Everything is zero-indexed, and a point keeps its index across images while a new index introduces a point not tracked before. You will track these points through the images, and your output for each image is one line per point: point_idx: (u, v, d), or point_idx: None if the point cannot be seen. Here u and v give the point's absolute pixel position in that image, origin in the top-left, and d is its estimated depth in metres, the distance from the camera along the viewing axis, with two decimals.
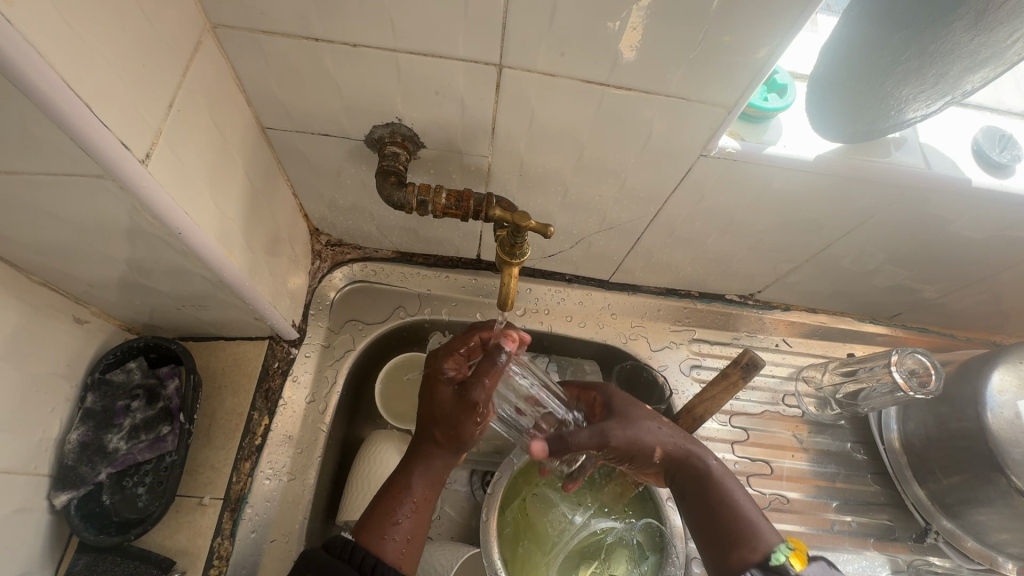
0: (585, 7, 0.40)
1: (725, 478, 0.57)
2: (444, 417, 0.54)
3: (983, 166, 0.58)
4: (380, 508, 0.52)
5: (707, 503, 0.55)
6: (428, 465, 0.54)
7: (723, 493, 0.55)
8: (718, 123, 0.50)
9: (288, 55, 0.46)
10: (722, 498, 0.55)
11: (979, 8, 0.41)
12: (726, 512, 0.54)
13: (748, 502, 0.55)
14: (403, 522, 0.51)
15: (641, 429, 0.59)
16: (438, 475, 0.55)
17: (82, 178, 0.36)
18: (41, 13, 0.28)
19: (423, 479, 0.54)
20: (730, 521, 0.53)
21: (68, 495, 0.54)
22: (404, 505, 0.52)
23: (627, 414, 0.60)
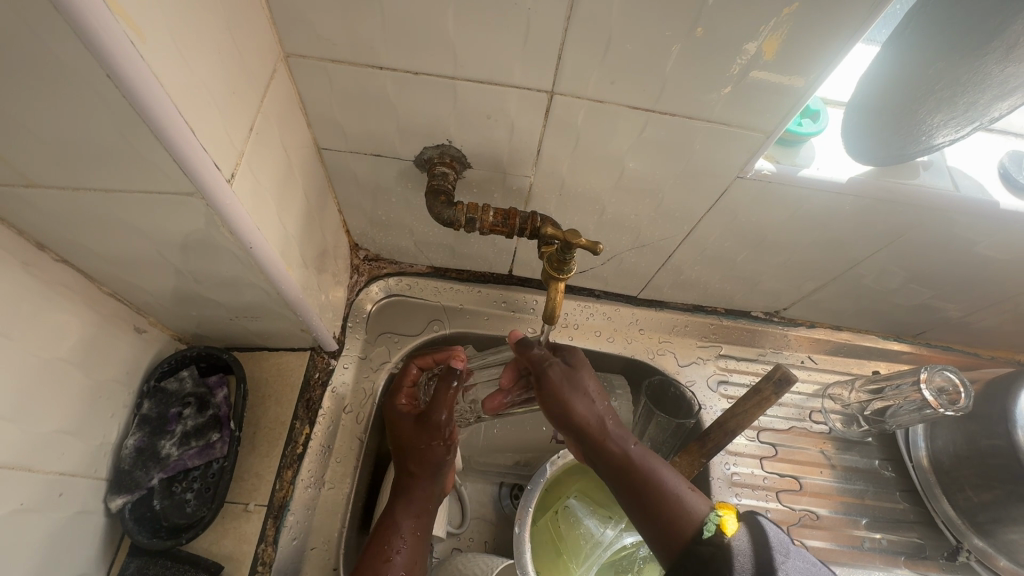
0: (637, 38, 0.43)
1: (650, 461, 0.56)
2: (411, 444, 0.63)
3: (1010, 189, 0.60)
4: (376, 547, 0.59)
5: (638, 489, 0.54)
6: (408, 501, 0.62)
7: (649, 476, 0.54)
8: (756, 148, 0.52)
9: (351, 82, 0.49)
10: (653, 482, 0.53)
11: (1011, 43, 0.43)
12: (658, 498, 0.52)
13: (675, 481, 0.54)
14: (395, 557, 0.58)
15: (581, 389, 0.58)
16: (419, 508, 0.62)
17: (173, 197, 0.39)
18: (163, 48, 0.31)
19: (407, 514, 0.61)
20: (658, 503, 0.52)
21: (123, 498, 0.56)
22: (397, 541, 0.59)
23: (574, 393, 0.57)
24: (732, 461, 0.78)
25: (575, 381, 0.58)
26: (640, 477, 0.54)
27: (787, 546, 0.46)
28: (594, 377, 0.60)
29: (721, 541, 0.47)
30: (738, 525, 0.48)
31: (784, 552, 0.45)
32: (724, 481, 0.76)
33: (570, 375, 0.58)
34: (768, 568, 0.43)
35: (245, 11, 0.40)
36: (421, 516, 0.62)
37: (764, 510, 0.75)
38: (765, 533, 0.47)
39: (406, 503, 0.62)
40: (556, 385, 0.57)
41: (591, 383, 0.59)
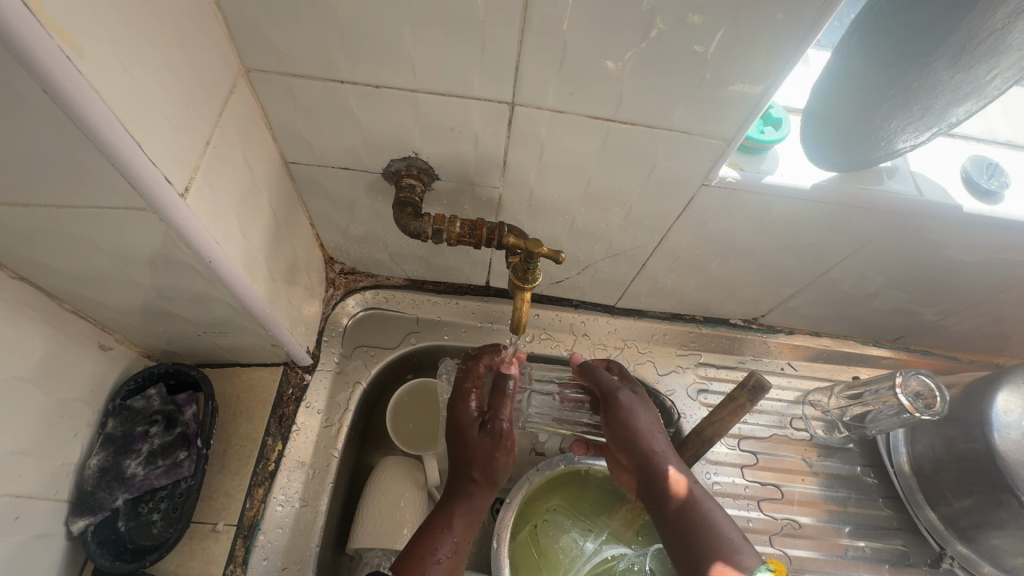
0: (594, 49, 0.43)
1: (708, 502, 0.55)
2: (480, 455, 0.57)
3: (973, 192, 0.60)
4: (419, 545, 0.53)
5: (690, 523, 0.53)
6: (470, 507, 0.56)
7: (700, 514, 0.53)
8: (718, 155, 0.53)
9: (314, 97, 0.50)
10: (708, 522, 0.53)
11: (957, 49, 0.44)
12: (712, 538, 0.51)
13: (729, 525, 0.53)
14: (446, 561, 0.52)
15: (648, 418, 0.61)
16: (477, 515, 0.57)
17: (125, 212, 0.39)
18: (105, 64, 0.31)
19: (464, 519, 0.55)
20: (713, 543, 0.51)
21: (86, 520, 0.55)
22: (445, 543, 0.53)
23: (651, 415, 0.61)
24: (713, 470, 0.77)
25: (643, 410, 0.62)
26: (698, 514, 0.53)
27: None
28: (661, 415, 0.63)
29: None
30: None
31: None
32: (706, 491, 0.75)
33: (637, 404, 0.62)
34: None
35: (199, 27, 0.40)
36: (474, 524, 0.56)
37: (745, 520, 0.74)
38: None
39: (467, 510, 0.56)
40: (627, 401, 0.61)
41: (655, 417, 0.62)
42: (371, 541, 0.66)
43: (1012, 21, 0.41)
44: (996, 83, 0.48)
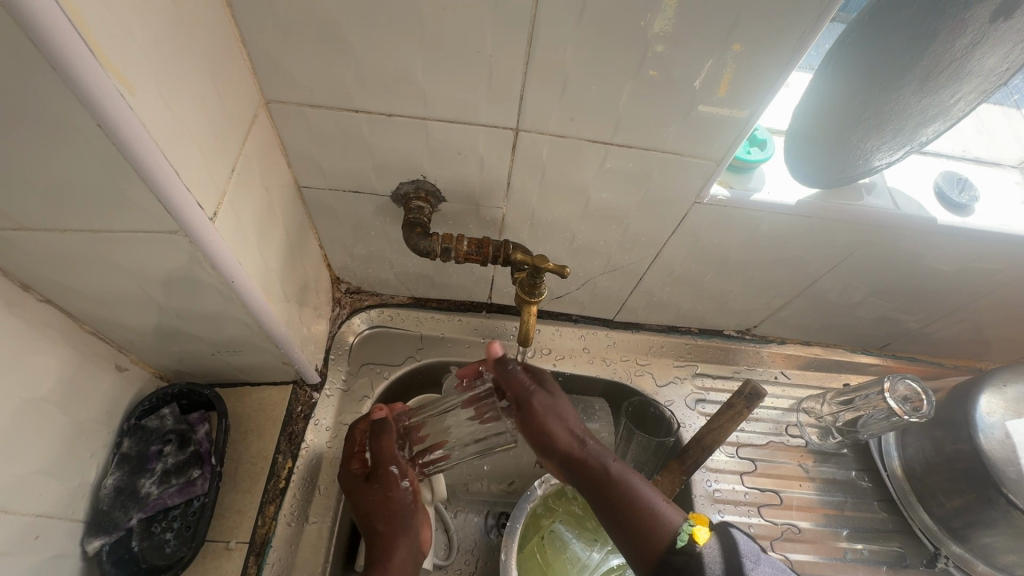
0: (593, 80, 0.47)
1: (628, 477, 0.59)
2: (376, 505, 0.63)
3: (946, 206, 0.64)
4: None
5: (616, 506, 0.58)
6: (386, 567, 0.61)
7: (629, 491, 0.58)
8: (709, 174, 0.56)
9: (329, 125, 0.53)
10: (630, 497, 0.58)
11: (921, 76, 0.49)
12: (636, 515, 0.56)
13: (654, 495, 0.58)
14: None
15: (562, 408, 0.63)
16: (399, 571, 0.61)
17: (156, 236, 0.41)
18: (152, 101, 0.34)
19: None
20: (638, 518, 0.56)
21: (101, 540, 0.55)
22: None
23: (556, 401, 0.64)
24: (713, 477, 0.79)
25: (553, 393, 0.64)
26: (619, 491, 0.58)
27: (755, 547, 0.51)
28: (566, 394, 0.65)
29: (692, 549, 0.52)
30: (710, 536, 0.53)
31: (752, 558, 0.50)
32: (707, 498, 0.77)
33: (552, 399, 0.63)
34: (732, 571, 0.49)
35: (226, 63, 0.43)
36: None
37: (746, 526, 0.76)
38: (736, 541, 0.52)
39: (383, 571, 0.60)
40: (541, 398, 0.62)
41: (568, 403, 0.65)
42: None
43: (966, 52, 0.46)
44: (959, 106, 0.52)
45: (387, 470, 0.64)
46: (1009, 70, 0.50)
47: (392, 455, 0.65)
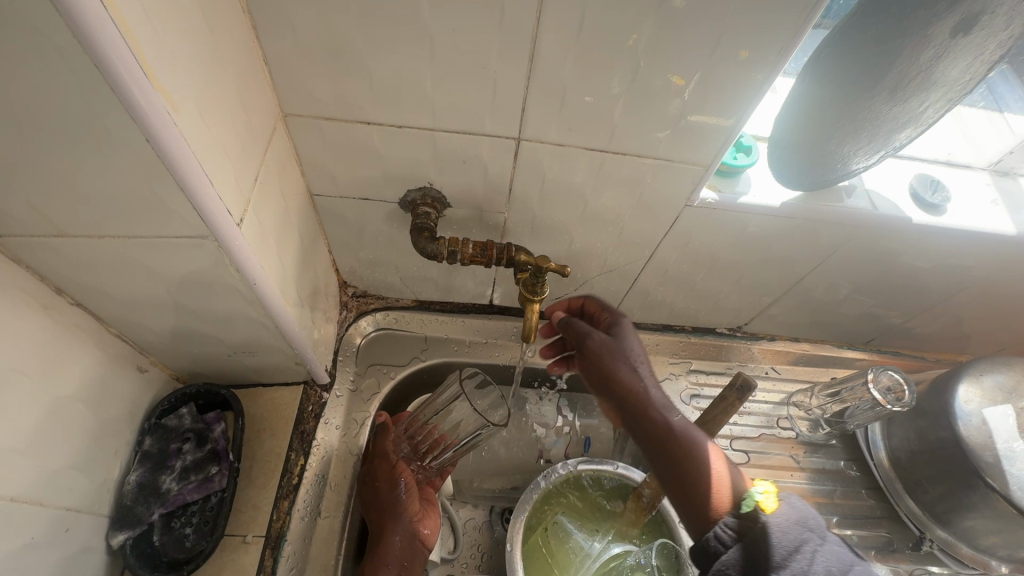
0: (589, 92, 0.51)
1: (693, 433, 0.55)
2: (373, 495, 0.66)
3: (921, 206, 0.68)
4: None
5: (681, 464, 0.53)
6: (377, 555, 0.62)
7: (695, 447, 0.54)
8: (698, 178, 0.60)
9: (342, 136, 0.56)
10: (695, 451, 0.54)
11: (892, 86, 0.53)
12: (703, 476, 0.52)
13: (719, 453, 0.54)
14: None
15: (624, 362, 0.62)
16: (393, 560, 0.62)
17: (187, 241, 0.44)
18: (191, 117, 0.37)
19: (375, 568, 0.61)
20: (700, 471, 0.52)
21: (125, 534, 0.57)
22: None
23: (620, 354, 0.63)
24: None
25: (615, 342, 0.64)
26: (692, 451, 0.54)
27: (820, 519, 0.48)
28: (636, 342, 0.65)
29: (756, 517, 0.47)
30: (778, 505, 0.48)
31: (820, 533, 0.46)
32: None
33: (612, 343, 0.64)
34: (800, 543, 0.45)
35: (251, 81, 0.46)
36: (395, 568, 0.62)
37: None
38: (799, 510, 0.48)
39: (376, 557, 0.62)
40: (597, 344, 0.64)
41: (633, 356, 0.63)
42: None
43: (931, 64, 0.51)
44: (928, 112, 0.57)
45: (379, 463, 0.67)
46: (972, 78, 0.54)
47: (386, 451, 0.68)
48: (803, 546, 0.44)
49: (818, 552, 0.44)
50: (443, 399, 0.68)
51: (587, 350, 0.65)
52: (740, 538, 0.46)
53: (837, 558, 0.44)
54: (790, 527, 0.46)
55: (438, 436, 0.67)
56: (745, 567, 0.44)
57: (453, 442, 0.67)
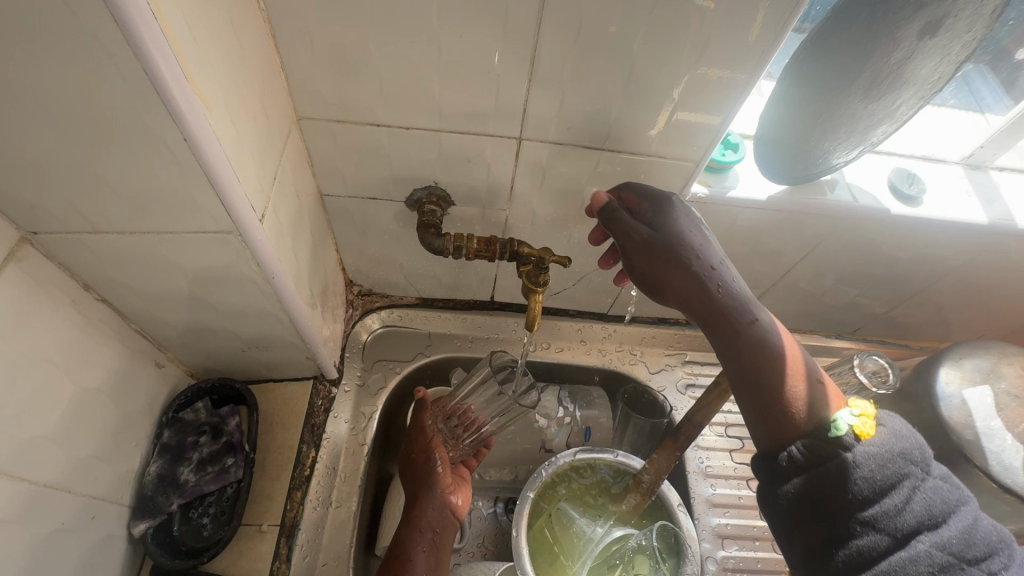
0: (587, 94, 0.54)
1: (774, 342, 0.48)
2: (411, 466, 0.69)
3: (898, 198, 0.72)
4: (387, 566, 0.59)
5: (759, 380, 0.47)
6: (412, 521, 0.63)
7: (773, 362, 0.48)
8: (689, 174, 0.64)
9: (353, 138, 0.59)
10: (775, 365, 0.48)
11: (866, 85, 0.57)
12: (783, 394, 0.47)
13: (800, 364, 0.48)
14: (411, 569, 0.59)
15: (687, 259, 0.50)
16: (428, 525, 0.63)
17: (212, 236, 0.47)
18: (222, 120, 0.40)
19: (410, 534, 0.62)
20: (780, 388, 0.47)
21: (146, 523, 0.60)
22: (409, 557, 0.60)
23: (676, 254, 0.50)
24: (705, 455, 0.85)
25: (673, 233, 0.51)
26: (767, 363, 0.48)
27: (920, 449, 0.44)
28: (693, 228, 0.52)
29: (854, 444, 0.43)
30: (876, 430, 0.44)
31: (923, 466, 0.43)
32: (700, 474, 0.84)
33: (664, 239, 0.51)
34: (901, 477, 0.42)
35: (269, 87, 0.49)
36: (429, 534, 0.62)
37: (737, 497, 0.82)
38: (901, 439, 0.45)
39: (411, 523, 0.63)
40: (647, 242, 0.51)
41: (698, 247, 0.51)
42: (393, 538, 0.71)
43: (902, 62, 0.55)
44: (900, 107, 0.61)
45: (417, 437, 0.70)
46: (939, 76, 0.59)
47: (426, 426, 0.70)
48: (908, 484, 0.42)
49: (917, 490, 0.42)
50: (475, 380, 0.69)
51: (630, 255, 0.53)
52: (836, 463, 0.43)
53: (939, 495, 0.42)
54: (892, 460, 0.43)
55: (472, 416, 0.71)
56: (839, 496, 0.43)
57: (486, 421, 0.70)
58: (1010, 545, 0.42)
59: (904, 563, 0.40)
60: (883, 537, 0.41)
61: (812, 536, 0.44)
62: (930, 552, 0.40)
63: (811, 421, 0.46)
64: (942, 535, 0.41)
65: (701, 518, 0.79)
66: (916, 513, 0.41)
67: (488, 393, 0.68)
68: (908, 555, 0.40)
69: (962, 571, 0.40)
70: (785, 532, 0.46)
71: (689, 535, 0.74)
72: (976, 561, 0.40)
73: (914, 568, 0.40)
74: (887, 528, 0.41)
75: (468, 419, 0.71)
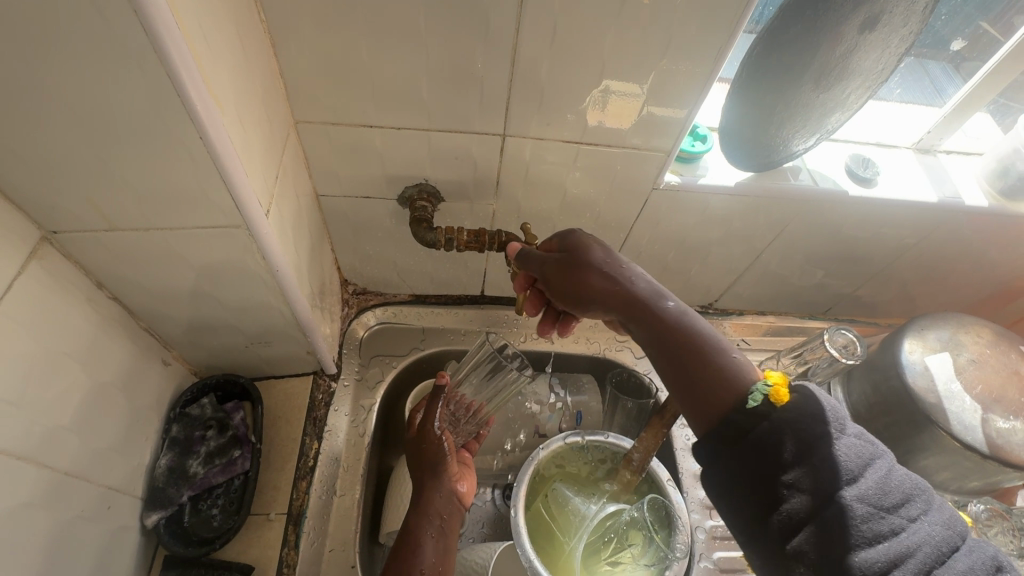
0: (563, 91, 0.59)
1: (685, 324, 0.54)
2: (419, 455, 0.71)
3: (855, 180, 0.78)
4: (400, 553, 0.61)
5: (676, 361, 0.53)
6: (422, 510, 0.66)
7: (686, 341, 0.54)
8: (661, 163, 0.68)
9: (347, 139, 0.63)
10: (688, 344, 0.53)
11: (816, 76, 0.62)
12: (702, 370, 0.52)
13: (715, 339, 0.54)
14: (421, 557, 0.61)
15: (600, 266, 0.58)
16: (435, 514, 0.66)
17: (221, 231, 0.50)
18: (231, 121, 0.44)
19: (421, 521, 0.65)
20: (696, 364, 0.52)
21: (158, 514, 0.62)
22: (419, 544, 0.62)
23: (583, 269, 0.58)
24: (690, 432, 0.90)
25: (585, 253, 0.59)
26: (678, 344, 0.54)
27: (832, 408, 0.47)
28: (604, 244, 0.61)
29: (769, 412, 0.47)
30: (789, 398, 0.47)
31: (837, 426, 0.46)
32: (686, 450, 0.88)
33: (580, 255, 0.59)
34: (815, 439, 0.45)
35: (269, 92, 0.53)
36: (437, 522, 0.66)
37: None
38: (813, 402, 0.47)
39: (420, 511, 0.66)
40: (565, 262, 0.59)
41: (610, 256, 0.59)
42: (396, 523, 0.73)
43: (845, 54, 0.60)
44: (850, 96, 0.67)
45: (428, 427, 0.72)
46: (883, 67, 0.65)
47: (434, 416, 0.73)
48: (823, 443, 0.44)
49: (832, 448, 0.45)
50: (478, 361, 0.73)
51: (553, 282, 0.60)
52: (758, 434, 0.46)
53: (854, 452, 0.44)
54: (800, 423, 0.46)
55: (472, 404, 0.76)
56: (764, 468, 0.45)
57: (485, 406, 0.76)
58: (923, 489, 0.45)
59: (823, 522, 0.42)
60: (808, 496, 0.44)
61: (750, 505, 0.46)
62: (851, 506, 0.42)
63: (729, 394, 0.50)
64: (860, 487, 0.43)
65: (690, 491, 0.83)
66: (834, 470, 0.44)
67: (491, 374, 0.73)
68: (831, 512, 0.42)
69: (883, 519, 0.42)
70: (728, 503, 0.48)
71: (677, 506, 0.78)
72: (893, 508, 0.43)
73: (839, 522, 0.42)
74: (810, 488, 0.44)
75: (468, 405, 0.76)
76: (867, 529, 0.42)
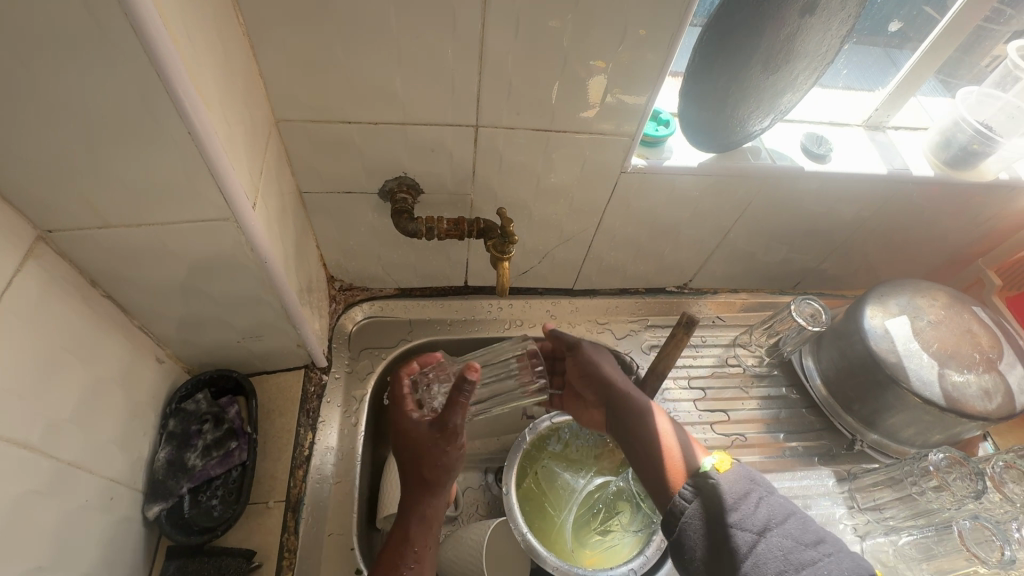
0: (530, 82, 0.63)
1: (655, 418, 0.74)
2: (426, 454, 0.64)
3: (810, 157, 0.83)
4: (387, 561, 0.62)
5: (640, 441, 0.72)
6: (418, 516, 0.64)
7: (651, 429, 0.72)
8: (627, 147, 0.72)
9: (327, 136, 0.66)
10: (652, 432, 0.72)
11: (763, 61, 0.67)
12: (660, 450, 0.70)
13: (674, 431, 0.72)
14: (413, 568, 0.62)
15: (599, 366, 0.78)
16: (430, 520, 0.65)
17: (211, 224, 0.53)
18: (217, 118, 0.47)
19: (418, 530, 0.64)
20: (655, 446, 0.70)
21: (159, 505, 0.64)
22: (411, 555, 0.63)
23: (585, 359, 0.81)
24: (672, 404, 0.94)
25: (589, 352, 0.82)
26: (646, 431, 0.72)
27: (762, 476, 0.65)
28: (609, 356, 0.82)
29: (714, 475, 0.64)
30: (730, 466, 0.64)
31: (763, 486, 0.63)
32: None
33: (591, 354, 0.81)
34: (747, 492, 0.62)
35: (251, 92, 0.56)
36: (430, 531, 0.65)
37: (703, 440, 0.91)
38: (746, 471, 0.65)
39: (418, 517, 0.64)
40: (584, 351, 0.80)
41: (605, 361, 0.81)
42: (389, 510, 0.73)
43: (788, 40, 0.65)
44: (799, 77, 0.71)
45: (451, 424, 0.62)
46: (827, 50, 0.69)
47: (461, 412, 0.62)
48: (755, 495, 0.61)
49: (763, 500, 0.61)
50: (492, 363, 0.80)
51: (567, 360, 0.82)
52: (705, 489, 0.63)
53: (777, 504, 0.61)
54: (738, 481, 0.63)
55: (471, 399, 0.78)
56: (709, 514, 0.61)
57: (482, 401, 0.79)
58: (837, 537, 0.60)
59: (760, 556, 0.57)
60: (749, 535, 0.58)
61: (707, 548, 0.60)
62: (779, 541, 0.58)
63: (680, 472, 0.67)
64: (785, 528, 0.59)
65: None
66: (762, 513, 0.60)
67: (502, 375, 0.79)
68: (765, 545, 0.57)
69: (803, 550, 0.57)
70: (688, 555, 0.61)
71: None
72: (811, 544, 0.57)
73: (771, 555, 0.57)
74: (748, 530, 0.59)
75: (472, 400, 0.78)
76: (789, 558, 0.56)
